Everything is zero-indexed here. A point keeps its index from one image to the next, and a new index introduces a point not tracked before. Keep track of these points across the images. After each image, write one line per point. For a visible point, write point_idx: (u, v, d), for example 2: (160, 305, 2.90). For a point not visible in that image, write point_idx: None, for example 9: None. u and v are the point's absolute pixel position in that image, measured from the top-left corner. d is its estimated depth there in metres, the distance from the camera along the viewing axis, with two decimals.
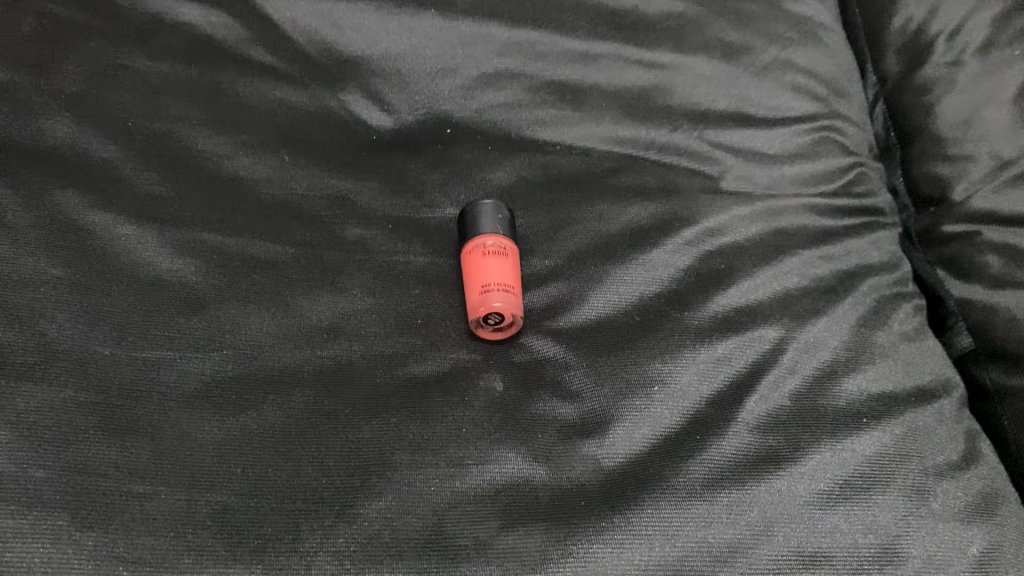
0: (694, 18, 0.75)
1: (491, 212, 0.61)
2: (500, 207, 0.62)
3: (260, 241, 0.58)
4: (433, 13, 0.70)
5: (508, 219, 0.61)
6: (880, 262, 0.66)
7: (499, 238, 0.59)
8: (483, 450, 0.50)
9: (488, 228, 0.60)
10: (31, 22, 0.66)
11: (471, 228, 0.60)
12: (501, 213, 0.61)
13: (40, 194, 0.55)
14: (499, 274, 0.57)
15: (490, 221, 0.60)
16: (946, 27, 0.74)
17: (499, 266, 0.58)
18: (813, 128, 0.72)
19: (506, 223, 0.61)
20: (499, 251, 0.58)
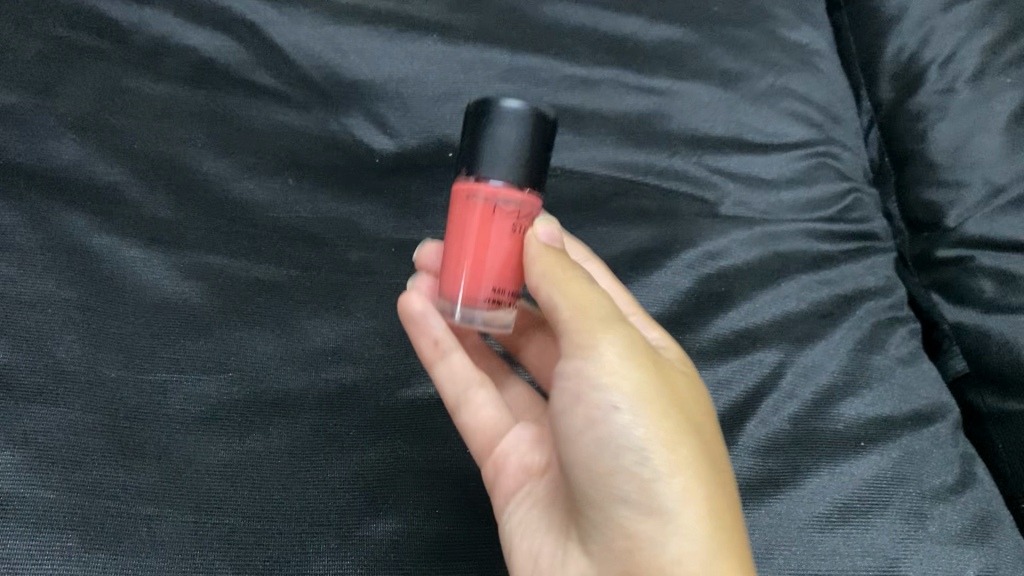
0: (691, 45, 0.76)
1: (516, 148, 0.47)
2: (529, 131, 0.47)
3: (265, 264, 0.59)
4: (436, 38, 0.72)
5: (537, 151, 0.48)
6: (875, 286, 0.67)
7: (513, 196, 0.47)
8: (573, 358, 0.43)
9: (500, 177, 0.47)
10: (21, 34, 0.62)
11: (485, 160, 0.47)
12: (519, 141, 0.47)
13: (47, 217, 0.55)
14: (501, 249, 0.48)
15: (513, 169, 0.47)
16: (938, 55, 0.74)
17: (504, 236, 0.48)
18: (809, 154, 0.73)
19: (532, 164, 0.47)
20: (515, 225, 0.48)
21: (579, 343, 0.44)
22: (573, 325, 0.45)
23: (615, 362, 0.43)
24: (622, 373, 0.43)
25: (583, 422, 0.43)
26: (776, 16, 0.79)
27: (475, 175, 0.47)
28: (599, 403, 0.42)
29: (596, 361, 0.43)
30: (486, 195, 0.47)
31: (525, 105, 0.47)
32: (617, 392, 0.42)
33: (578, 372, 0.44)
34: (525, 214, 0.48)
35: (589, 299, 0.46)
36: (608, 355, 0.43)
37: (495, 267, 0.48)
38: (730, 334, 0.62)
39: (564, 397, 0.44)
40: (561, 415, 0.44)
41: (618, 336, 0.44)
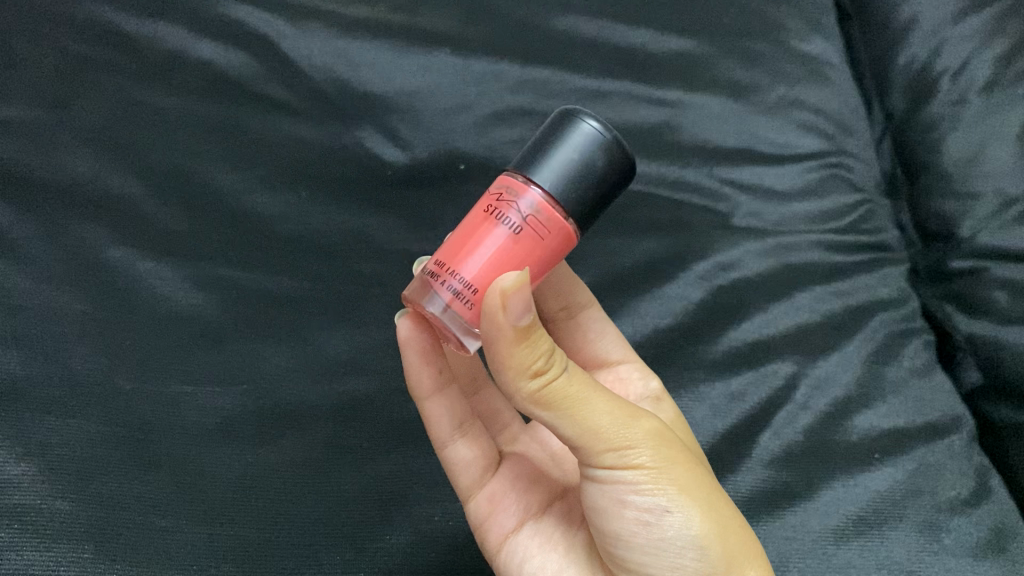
0: (703, 56, 0.76)
1: (572, 158, 0.44)
2: (595, 152, 0.44)
3: (276, 277, 0.60)
4: (447, 51, 0.73)
5: (593, 176, 0.44)
6: (889, 298, 0.67)
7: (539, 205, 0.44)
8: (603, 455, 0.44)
9: (543, 181, 0.44)
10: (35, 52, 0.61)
11: (540, 159, 0.45)
12: (582, 158, 0.44)
13: (63, 229, 0.55)
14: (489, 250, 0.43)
15: (551, 172, 0.44)
16: (951, 65, 0.73)
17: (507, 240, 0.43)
18: (820, 166, 0.73)
19: (579, 184, 0.44)
20: (519, 222, 0.43)
21: (602, 455, 0.44)
22: (598, 448, 0.44)
23: (657, 469, 0.44)
24: (659, 480, 0.45)
25: (635, 526, 0.45)
26: (786, 27, 0.79)
27: (526, 167, 0.45)
28: (649, 508, 0.44)
29: (637, 472, 0.44)
30: (522, 188, 0.44)
31: (607, 136, 0.45)
32: (665, 497, 0.44)
33: (620, 480, 0.44)
34: (545, 232, 0.44)
35: (595, 400, 0.44)
36: (649, 461, 0.44)
37: (473, 263, 0.43)
38: (741, 345, 0.63)
39: (605, 498, 0.45)
40: (603, 511, 0.46)
41: (646, 432, 0.45)
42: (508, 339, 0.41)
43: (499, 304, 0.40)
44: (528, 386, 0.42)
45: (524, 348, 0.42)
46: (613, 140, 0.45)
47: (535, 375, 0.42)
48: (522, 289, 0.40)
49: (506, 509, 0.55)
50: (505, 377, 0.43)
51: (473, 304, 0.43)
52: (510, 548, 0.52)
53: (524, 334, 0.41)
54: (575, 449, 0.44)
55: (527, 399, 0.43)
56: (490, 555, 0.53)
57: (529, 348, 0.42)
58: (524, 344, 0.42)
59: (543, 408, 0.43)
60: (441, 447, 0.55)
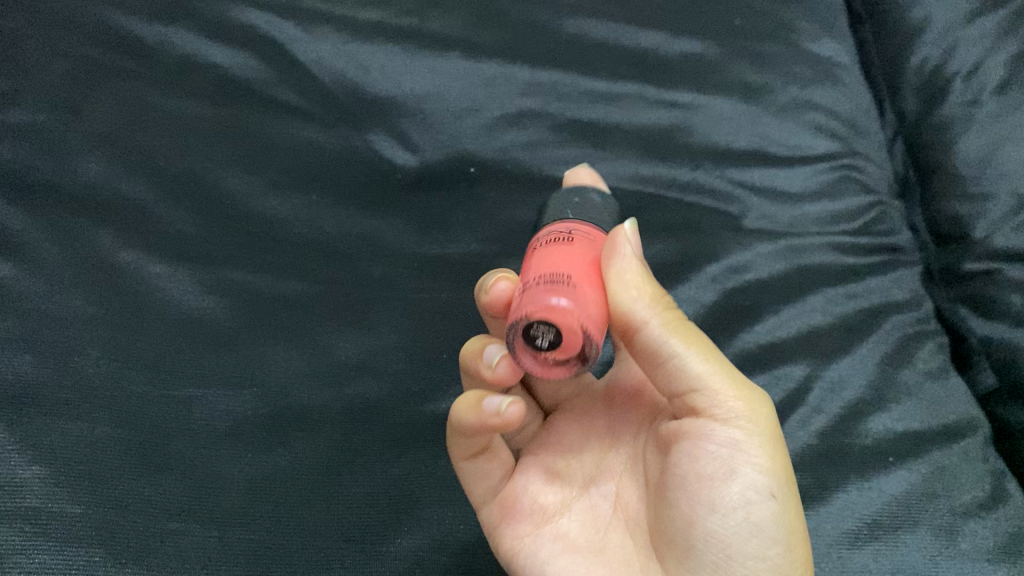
0: (713, 59, 0.77)
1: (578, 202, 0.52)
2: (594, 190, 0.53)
3: (287, 280, 0.60)
4: (457, 55, 0.73)
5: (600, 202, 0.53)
6: (902, 300, 0.67)
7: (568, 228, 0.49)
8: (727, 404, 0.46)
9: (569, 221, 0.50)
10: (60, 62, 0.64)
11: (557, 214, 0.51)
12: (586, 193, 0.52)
13: (75, 232, 0.57)
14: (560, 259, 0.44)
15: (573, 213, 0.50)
16: (963, 67, 0.72)
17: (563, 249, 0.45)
18: (832, 167, 0.73)
19: (599, 212, 0.52)
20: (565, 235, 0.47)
21: (716, 405, 0.46)
22: (720, 393, 0.46)
23: (767, 439, 0.47)
24: (771, 458, 0.46)
25: (739, 498, 0.46)
26: (796, 28, 0.80)
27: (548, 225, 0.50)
28: (757, 483, 0.46)
29: (751, 443, 0.46)
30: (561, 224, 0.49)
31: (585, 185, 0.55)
32: (773, 475, 0.46)
33: (729, 443, 0.46)
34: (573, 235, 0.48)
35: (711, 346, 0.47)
36: (762, 432, 0.46)
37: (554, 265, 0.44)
38: (753, 348, 0.63)
39: (713, 464, 0.46)
40: (706, 477, 0.46)
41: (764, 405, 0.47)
42: (638, 265, 0.47)
43: (625, 233, 0.47)
44: (660, 313, 0.46)
45: (653, 281, 0.47)
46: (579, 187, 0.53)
47: (664, 307, 0.47)
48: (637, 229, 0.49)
49: (523, 510, 0.52)
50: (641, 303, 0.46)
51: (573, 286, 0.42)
52: (527, 554, 0.50)
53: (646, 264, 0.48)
54: (696, 389, 0.46)
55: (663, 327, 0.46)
56: (504, 560, 0.51)
57: (652, 280, 0.47)
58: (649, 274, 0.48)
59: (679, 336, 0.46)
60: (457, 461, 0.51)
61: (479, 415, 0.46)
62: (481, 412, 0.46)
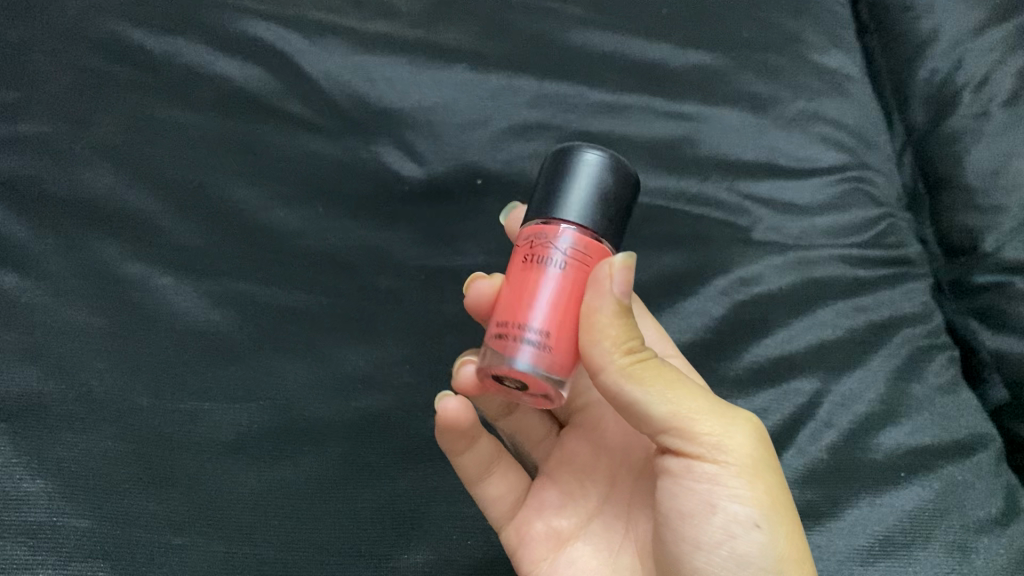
0: (722, 69, 0.76)
1: (589, 186, 0.46)
2: (608, 174, 0.47)
3: (295, 292, 0.60)
4: (464, 66, 0.73)
5: (610, 191, 0.47)
6: (912, 313, 0.66)
7: (569, 240, 0.45)
8: (702, 437, 0.45)
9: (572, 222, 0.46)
10: (68, 75, 0.64)
11: (553, 200, 0.46)
12: (596, 182, 0.46)
13: (81, 244, 0.56)
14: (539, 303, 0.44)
15: (577, 210, 0.46)
16: (972, 78, 0.73)
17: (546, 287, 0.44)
18: (841, 179, 0.72)
19: (602, 207, 0.46)
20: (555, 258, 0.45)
21: (690, 442, 0.46)
22: (687, 431, 0.46)
23: (748, 468, 0.46)
24: (751, 488, 0.45)
25: (722, 535, 0.45)
26: (805, 40, 0.80)
27: (543, 210, 0.47)
28: (741, 517, 0.45)
29: (729, 475, 0.45)
30: (553, 230, 0.45)
31: (615, 155, 0.48)
32: (755, 507, 0.45)
33: (708, 479, 0.46)
34: (568, 253, 0.45)
35: (678, 379, 0.47)
36: (740, 461, 0.45)
37: (525, 311, 0.44)
38: (763, 362, 0.62)
39: (694, 500, 0.46)
40: (688, 516, 0.46)
41: (743, 432, 0.46)
42: (609, 311, 0.45)
43: (608, 273, 0.44)
44: (620, 360, 0.46)
45: (622, 324, 0.45)
46: (596, 162, 0.47)
47: (626, 350, 0.46)
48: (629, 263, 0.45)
49: (536, 532, 0.54)
50: (596, 352, 0.45)
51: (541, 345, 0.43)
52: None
53: (621, 307, 0.45)
54: (665, 430, 0.46)
55: (621, 372, 0.46)
56: None
57: (627, 324, 0.46)
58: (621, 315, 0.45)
59: (638, 380, 0.46)
60: (471, 484, 0.53)
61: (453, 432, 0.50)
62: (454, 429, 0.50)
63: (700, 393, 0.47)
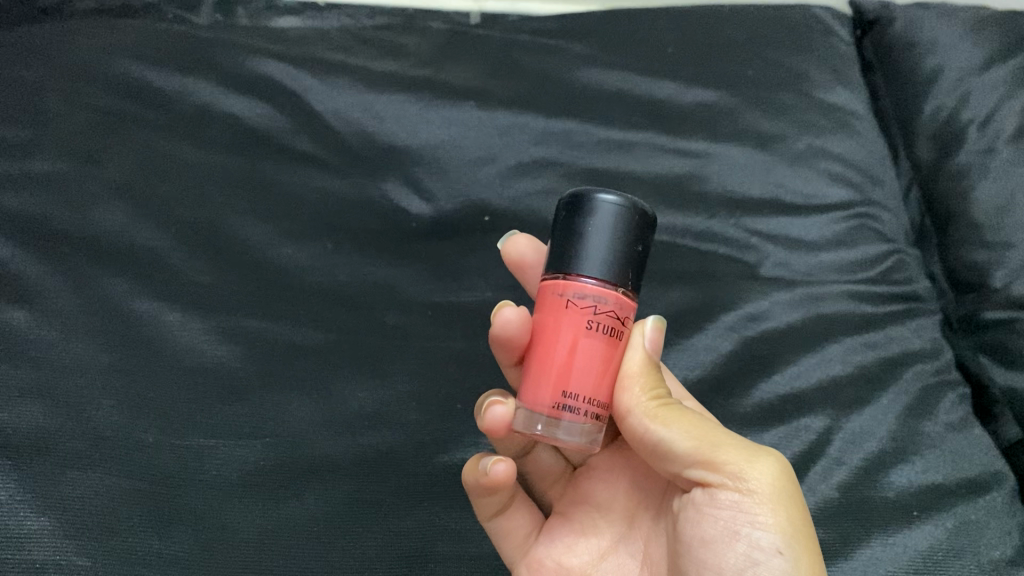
0: (728, 107, 0.77)
1: (609, 240, 0.46)
2: (626, 224, 0.46)
3: (302, 328, 0.60)
4: (472, 104, 0.74)
5: (630, 242, 0.46)
6: (922, 349, 0.66)
7: (595, 298, 0.45)
8: (726, 466, 0.45)
9: (594, 280, 0.45)
10: (81, 112, 0.65)
11: (574, 251, 0.46)
12: (616, 235, 0.46)
13: (91, 281, 0.57)
14: (577, 369, 0.46)
15: (600, 267, 0.45)
16: (977, 116, 0.74)
17: (583, 352, 0.46)
18: (849, 216, 0.72)
19: (623, 259, 0.46)
20: (587, 321, 0.45)
21: (712, 471, 0.46)
22: (709, 461, 0.46)
23: (773, 496, 0.44)
24: (775, 513, 0.44)
25: (743, 563, 0.44)
26: (811, 77, 0.80)
27: (564, 264, 0.46)
28: (762, 544, 0.44)
29: (751, 502, 0.44)
30: (578, 290, 0.46)
31: (631, 198, 0.47)
32: (780, 536, 0.44)
33: (731, 505, 0.45)
34: (597, 313, 0.46)
35: (705, 423, 0.48)
36: (764, 488, 0.44)
37: (566, 378, 0.46)
38: (772, 399, 0.62)
39: (717, 527, 0.45)
40: (711, 542, 0.45)
41: (770, 463, 0.45)
42: (640, 361, 0.50)
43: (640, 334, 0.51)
44: (647, 402, 0.48)
45: (652, 375, 0.49)
46: (614, 212, 0.46)
47: (654, 395, 0.49)
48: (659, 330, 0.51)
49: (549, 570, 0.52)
50: (624, 397, 0.49)
51: (583, 412, 0.46)
52: None
53: (649, 360, 0.50)
54: (690, 463, 0.46)
55: (647, 412, 0.48)
56: None
57: (656, 378, 0.50)
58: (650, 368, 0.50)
59: (662, 420, 0.48)
60: (484, 520, 0.53)
61: (478, 475, 0.49)
62: (478, 472, 0.49)
63: (729, 435, 0.47)
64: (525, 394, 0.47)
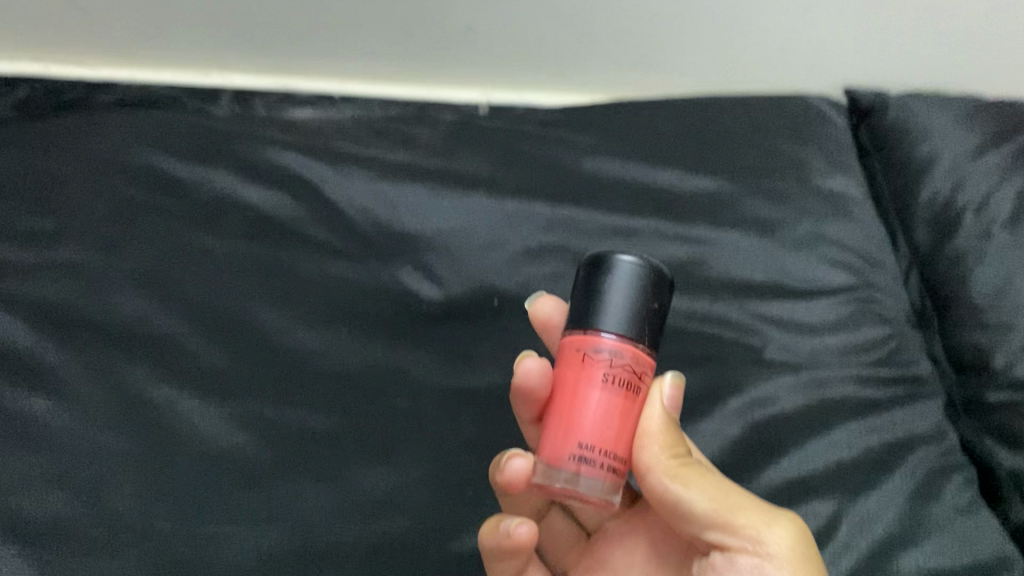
0: (729, 194, 0.79)
1: (626, 296, 0.49)
2: (643, 283, 0.49)
3: (315, 414, 0.61)
4: (482, 191, 0.75)
5: (647, 300, 0.49)
6: (926, 432, 0.67)
7: (613, 352, 0.48)
8: (744, 526, 0.48)
9: (612, 335, 0.48)
10: (106, 205, 0.68)
11: (593, 309, 0.49)
12: (632, 291, 0.49)
13: (113, 370, 0.60)
14: (593, 422, 0.48)
15: (617, 322, 0.48)
16: (971, 202, 0.77)
17: (599, 406, 0.48)
18: (849, 299, 0.74)
19: (641, 316, 0.49)
20: (604, 374, 0.48)
21: (728, 533, 0.48)
22: (726, 521, 0.48)
23: (791, 557, 0.47)
24: None
25: None
26: (809, 165, 0.83)
27: (583, 319, 0.49)
28: None
29: (770, 566, 0.47)
30: (596, 343, 0.48)
31: (648, 258, 0.50)
32: None
33: (751, 569, 0.47)
34: (613, 367, 0.48)
35: (723, 482, 0.50)
36: (783, 553, 0.47)
37: (582, 430, 0.48)
38: (780, 483, 0.63)
39: None
40: None
41: (785, 523, 0.48)
42: (659, 419, 0.51)
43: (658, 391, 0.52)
44: (666, 462, 0.51)
45: (671, 435, 0.52)
46: (631, 271, 0.49)
47: (672, 455, 0.51)
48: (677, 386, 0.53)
49: None
50: (645, 457, 0.51)
51: (598, 465, 0.48)
52: None
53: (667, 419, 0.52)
54: (708, 525, 0.49)
55: (666, 472, 0.51)
56: None
57: (675, 436, 0.52)
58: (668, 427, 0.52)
59: (681, 480, 0.50)
60: None
61: (496, 537, 0.51)
62: (497, 534, 0.51)
63: (745, 494, 0.50)
64: (544, 447, 0.49)
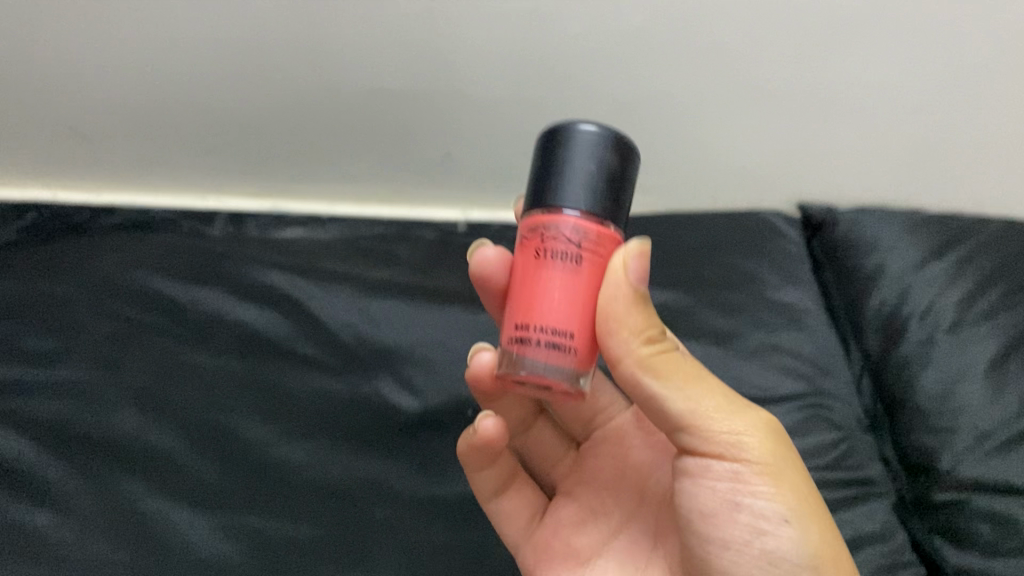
0: (688, 307, 0.85)
1: (583, 164, 0.49)
2: (601, 149, 0.50)
3: (298, 524, 0.65)
4: (457, 308, 0.81)
5: (605, 166, 0.50)
6: (874, 532, 0.71)
7: (571, 226, 0.49)
8: (722, 428, 0.53)
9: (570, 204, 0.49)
10: (108, 325, 0.74)
11: (551, 182, 0.50)
12: (587, 161, 0.49)
13: (110, 483, 0.65)
14: (548, 304, 0.48)
15: (576, 192, 0.49)
16: (916, 309, 0.83)
17: (555, 287, 0.48)
18: (801, 405, 0.79)
19: (602, 188, 0.49)
20: (559, 252, 0.48)
21: (706, 440, 0.53)
22: (706, 425, 0.53)
23: (768, 462, 0.53)
24: (772, 484, 0.53)
25: (748, 530, 0.53)
26: (762, 278, 0.89)
27: (542, 200, 0.50)
28: (765, 511, 0.53)
29: (750, 472, 0.53)
30: (555, 220, 0.49)
31: (609, 128, 0.51)
32: (779, 501, 0.53)
33: (729, 479, 0.53)
34: (570, 242, 0.49)
35: (692, 373, 0.54)
36: (760, 459, 0.53)
37: (538, 312, 0.48)
38: None
39: (715, 498, 0.54)
40: (712, 515, 0.54)
41: (755, 426, 0.54)
42: (624, 296, 0.50)
43: (622, 262, 0.50)
44: (639, 350, 0.52)
45: (638, 314, 0.51)
46: (589, 142, 0.50)
47: (644, 343, 0.52)
48: (641, 253, 0.50)
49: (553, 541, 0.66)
50: (616, 347, 0.52)
51: (556, 347, 0.48)
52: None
53: (638, 295, 0.51)
54: (686, 431, 0.54)
55: (638, 364, 0.52)
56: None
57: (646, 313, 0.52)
58: (640, 304, 0.51)
59: (653, 373, 0.53)
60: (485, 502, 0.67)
61: (468, 438, 0.63)
62: (469, 435, 0.63)
63: (710, 384, 0.54)
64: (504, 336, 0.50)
